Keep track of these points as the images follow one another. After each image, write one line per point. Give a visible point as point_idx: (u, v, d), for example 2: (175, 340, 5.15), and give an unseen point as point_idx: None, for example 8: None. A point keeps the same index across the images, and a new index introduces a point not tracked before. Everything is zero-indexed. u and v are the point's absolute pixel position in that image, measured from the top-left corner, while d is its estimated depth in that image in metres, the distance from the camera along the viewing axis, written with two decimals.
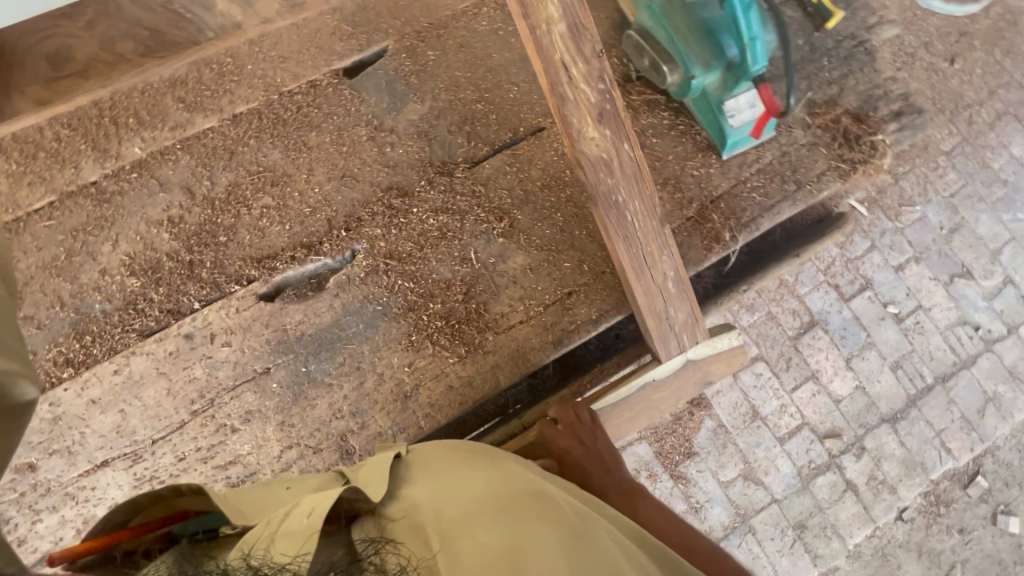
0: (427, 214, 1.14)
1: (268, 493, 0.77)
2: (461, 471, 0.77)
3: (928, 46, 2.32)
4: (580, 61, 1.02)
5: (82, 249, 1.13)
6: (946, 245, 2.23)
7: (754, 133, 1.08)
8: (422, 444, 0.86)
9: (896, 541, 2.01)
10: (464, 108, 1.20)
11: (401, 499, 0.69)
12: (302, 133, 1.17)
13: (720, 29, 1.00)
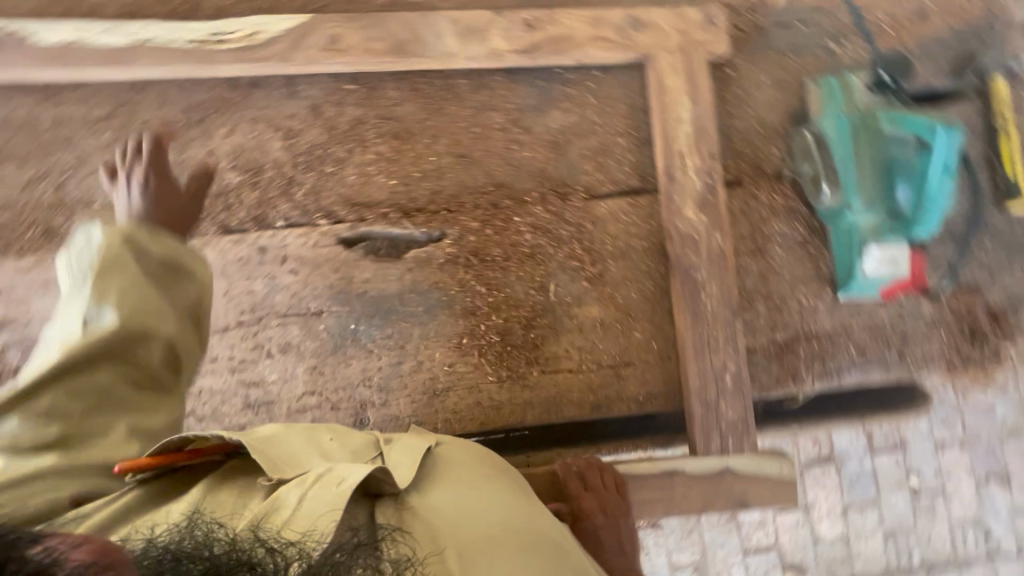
0: (524, 226, 1.01)
1: (309, 439, 0.72)
2: (490, 488, 0.70)
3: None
4: (697, 156, 1.01)
5: (173, 115, 0.99)
6: (1002, 444, 2.06)
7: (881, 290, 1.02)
8: (455, 441, 0.80)
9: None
10: (607, 134, 1.05)
11: (433, 503, 0.63)
12: (437, 92, 1.03)
13: (903, 172, 0.99)
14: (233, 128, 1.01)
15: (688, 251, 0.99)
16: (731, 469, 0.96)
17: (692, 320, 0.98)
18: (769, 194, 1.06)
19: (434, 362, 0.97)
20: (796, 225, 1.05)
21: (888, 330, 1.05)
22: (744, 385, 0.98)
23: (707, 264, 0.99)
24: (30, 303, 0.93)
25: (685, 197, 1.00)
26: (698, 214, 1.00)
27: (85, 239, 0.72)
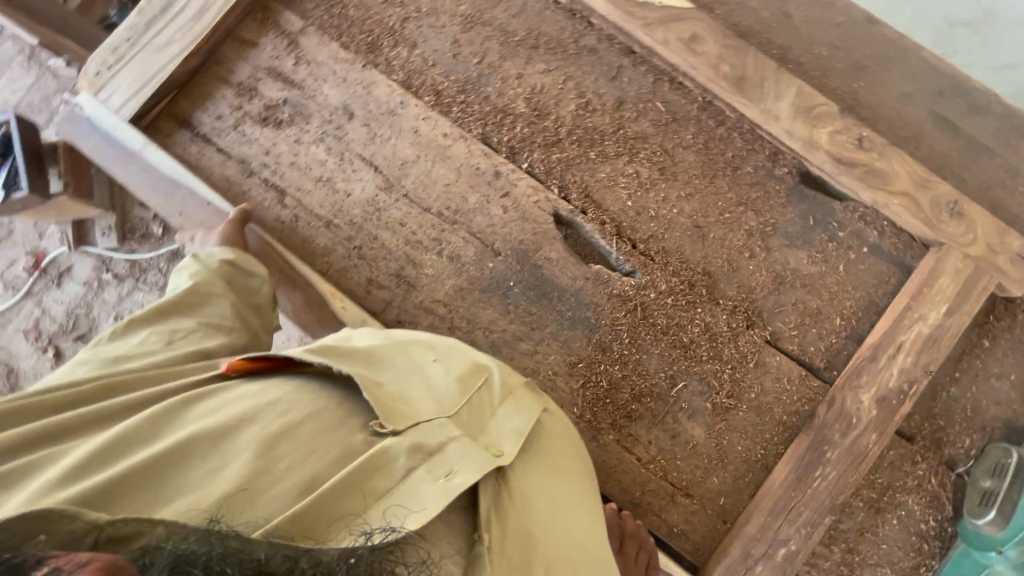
0: (698, 320, 1.01)
1: (416, 366, 0.75)
2: (583, 498, 0.74)
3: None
4: (893, 390, 0.95)
5: (517, 27, 1.08)
6: None
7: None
8: (558, 415, 0.81)
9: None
10: (830, 306, 1.01)
11: (530, 491, 0.68)
12: (721, 162, 1.04)
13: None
14: (549, 68, 1.08)
15: (820, 458, 0.95)
16: None
17: (769, 510, 0.94)
18: (927, 470, 0.98)
19: (545, 361, 1.01)
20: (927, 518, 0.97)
21: None
22: None
23: (823, 480, 0.94)
24: (323, 84, 1.07)
25: (856, 414, 0.95)
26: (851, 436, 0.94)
27: (205, 256, 0.90)
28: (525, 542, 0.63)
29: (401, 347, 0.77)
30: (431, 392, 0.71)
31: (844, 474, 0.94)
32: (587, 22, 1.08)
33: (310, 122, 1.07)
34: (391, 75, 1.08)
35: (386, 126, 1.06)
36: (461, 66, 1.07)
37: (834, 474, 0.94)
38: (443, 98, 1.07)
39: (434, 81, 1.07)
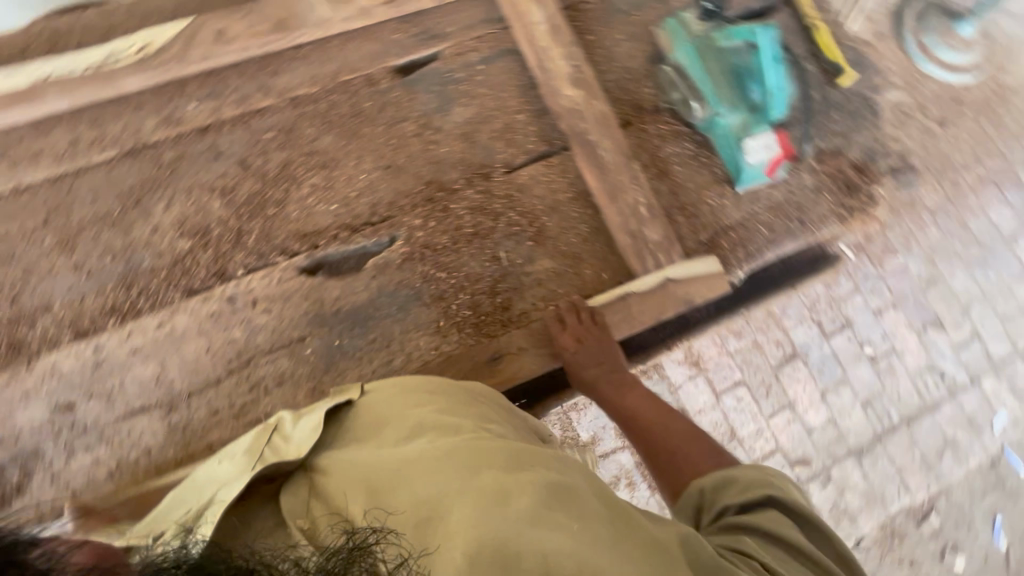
0: (463, 211, 1.12)
1: (209, 473, 0.80)
2: (413, 416, 0.78)
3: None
4: (586, 112, 1.16)
5: (110, 205, 1.04)
6: None
7: (767, 172, 1.16)
8: (377, 387, 0.88)
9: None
10: (506, 115, 1.19)
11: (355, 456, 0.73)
12: (351, 122, 1.14)
13: (749, 76, 1.16)
14: (174, 201, 1.07)
15: (609, 185, 1.13)
16: (670, 279, 1.08)
17: (625, 235, 1.10)
18: (654, 124, 1.21)
19: (422, 349, 1.04)
20: (684, 145, 1.20)
21: (780, 205, 1.19)
22: (681, 275, 1.09)
23: (619, 189, 1.12)
24: (18, 416, 0.94)
25: (590, 144, 1.15)
26: (600, 156, 1.14)
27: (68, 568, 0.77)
28: (353, 480, 0.68)
29: (190, 482, 0.80)
30: (224, 475, 0.76)
31: (624, 178, 1.13)
32: (153, 147, 1.08)
33: (49, 451, 0.93)
34: (64, 343, 0.98)
35: (110, 375, 0.97)
36: (108, 274, 1.02)
37: (620, 181, 1.13)
38: (127, 306, 1.01)
39: (103, 306, 1.00)
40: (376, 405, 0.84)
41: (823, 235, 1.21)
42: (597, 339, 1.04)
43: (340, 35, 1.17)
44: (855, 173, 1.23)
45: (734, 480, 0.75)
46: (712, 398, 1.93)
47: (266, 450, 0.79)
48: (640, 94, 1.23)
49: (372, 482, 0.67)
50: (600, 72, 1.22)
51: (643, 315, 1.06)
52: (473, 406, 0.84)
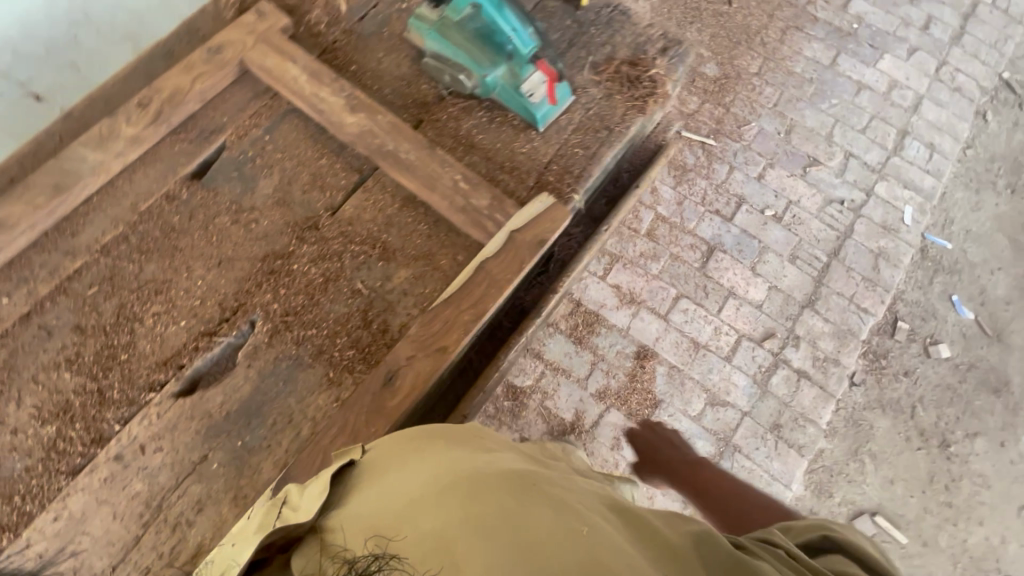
0: (305, 266, 1.13)
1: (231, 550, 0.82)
2: (415, 457, 0.84)
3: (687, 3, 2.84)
4: (375, 127, 1.20)
5: None
6: (788, 144, 2.57)
7: (554, 101, 1.23)
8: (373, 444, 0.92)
9: (873, 404, 2.18)
10: (309, 166, 1.22)
11: (362, 504, 0.77)
12: (169, 240, 1.15)
13: (492, 32, 1.21)
14: (24, 394, 1.04)
15: (425, 178, 1.17)
16: (514, 231, 1.11)
17: (458, 214, 1.14)
18: (442, 110, 1.27)
19: (322, 408, 1.03)
20: (477, 115, 1.27)
21: (583, 123, 1.27)
22: (521, 222, 1.12)
23: (433, 178, 1.16)
24: None
25: (392, 152, 1.19)
26: (405, 158, 1.18)
27: None
28: (364, 521, 0.72)
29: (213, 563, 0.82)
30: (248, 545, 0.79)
31: (433, 165, 1.17)
32: None
33: None
34: None
35: None
36: None
37: (432, 170, 1.17)
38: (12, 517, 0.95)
39: None
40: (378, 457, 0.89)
41: (635, 130, 1.29)
42: (472, 314, 1.05)
43: (122, 170, 1.18)
44: (631, 66, 1.32)
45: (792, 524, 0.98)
46: (663, 321, 2.23)
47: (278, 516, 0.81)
48: (419, 93, 1.29)
49: (379, 525, 0.70)
50: (374, 92, 1.30)
51: (505, 272, 1.08)
52: (470, 439, 0.90)
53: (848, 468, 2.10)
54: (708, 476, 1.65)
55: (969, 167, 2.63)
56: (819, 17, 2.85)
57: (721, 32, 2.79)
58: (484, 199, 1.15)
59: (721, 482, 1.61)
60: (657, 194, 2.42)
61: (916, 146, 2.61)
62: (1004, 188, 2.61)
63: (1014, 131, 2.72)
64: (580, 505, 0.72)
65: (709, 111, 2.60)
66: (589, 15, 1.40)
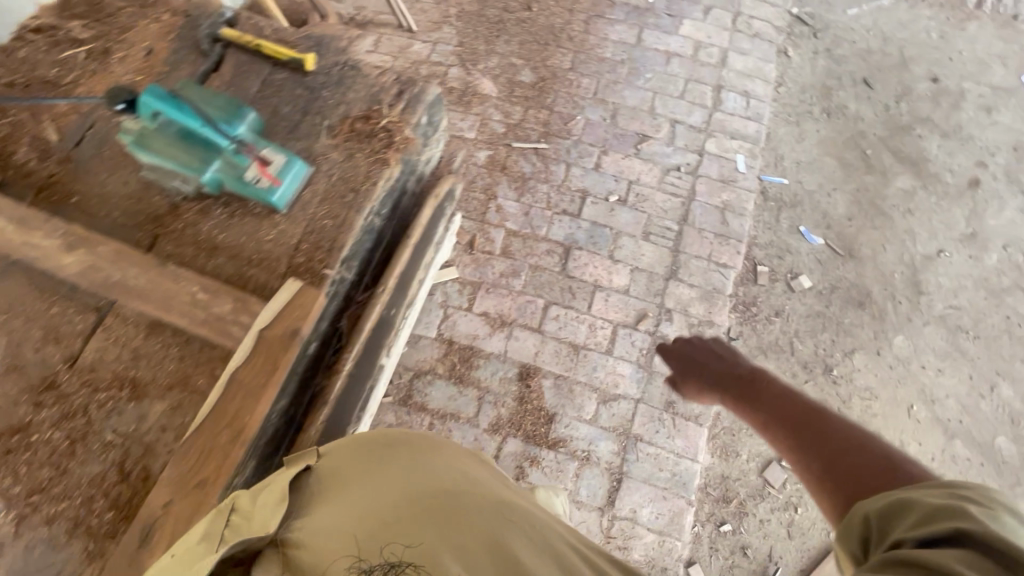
0: (46, 432, 1.03)
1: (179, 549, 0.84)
2: (384, 475, 0.94)
3: (488, 21, 2.91)
4: (98, 260, 1.12)
5: None
6: (616, 127, 2.63)
7: (280, 182, 1.19)
8: (336, 454, 1.02)
9: (755, 353, 2.23)
10: (37, 319, 1.11)
11: (338, 515, 0.84)
12: None
13: (190, 134, 1.14)
14: None
15: (164, 301, 1.10)
16: (261, 331, 1.07)
17: (205, 328, 1.07)
18: (174, 217, 1.19)
19: None
20: (212, 212, 1.20)
21: (329, 192, 1.23)
22: (270, 320, 1.08)
23: (170, 300, 1.09)
24: None
25: (123, 283, 1.11)
26: (138, 285, 1.11)
27: None
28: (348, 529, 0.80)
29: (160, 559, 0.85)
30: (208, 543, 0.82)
31: (168, 285, 1.11)
32: None
33: None
34: None
35: None
36: None
37: (165, 291, 1.10)
38: None
39: None
40: (349, 468, 0.98)
41: (383, 182, 1.26)
42: (231, 436, 1.01)
43: None
44: (367, 119, 1.31)
45: (903, 501, 0.78)
46: (537, 334, 2.22)
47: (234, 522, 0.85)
48: (148, 205, 1.21)
49: (368, 531, 0.79)
50: (98, 218, 1.20)
51: (259, 377, 1.04)
52: (432, 457, 1.02)
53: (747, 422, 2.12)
54: (767, 388, 1.33)
55: (785, 102, 2.77)
56: (614, 1, 2.98)
57: (528, 38, 2.86)
58: (230, 306, 1.09)
59: (780, 394, 1.28)
60: (502, 211, 2.43)
61: (732, 97, 2.74)
62: (820, 114, 2.76)
63: (816, 59, 2.90)
64: (545, 524, 0.90)
65: (534, 116, 2.64)
66: (318, 74, 1.37)
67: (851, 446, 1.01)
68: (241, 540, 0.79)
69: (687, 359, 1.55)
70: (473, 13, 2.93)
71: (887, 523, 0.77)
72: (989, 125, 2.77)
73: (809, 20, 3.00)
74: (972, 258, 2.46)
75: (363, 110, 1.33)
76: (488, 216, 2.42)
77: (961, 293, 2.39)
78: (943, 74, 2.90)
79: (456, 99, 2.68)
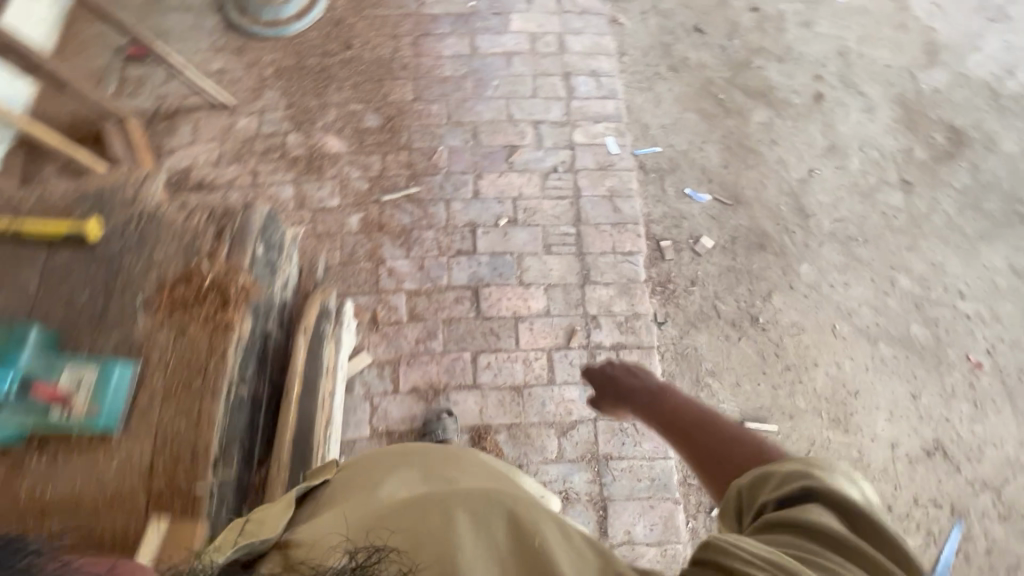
0: None
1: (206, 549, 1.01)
2: (395, 488, 1.10)
3: (311, 72, 2.66)
4: None
5: None
6: (482, 146, 2.51)
7: (110, 390, 1.23)
8: (360, 475, 1.20)
9: (686, 328, 2.24)
10: None
11: (349, 512, 0.99)
12: None
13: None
14: None
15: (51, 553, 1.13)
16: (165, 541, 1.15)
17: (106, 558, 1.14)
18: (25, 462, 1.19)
19: None
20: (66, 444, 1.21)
21: (174, 371, 1.28)
22: (169, 527, 1.17)
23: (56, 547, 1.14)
24: None
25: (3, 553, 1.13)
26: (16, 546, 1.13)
27: None
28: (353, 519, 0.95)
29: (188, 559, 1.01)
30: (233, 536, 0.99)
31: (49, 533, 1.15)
32: None
33: None
34: None
35: None
36: None
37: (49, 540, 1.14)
38: None
39: None
40: (367, 480, 1.16)
41: (230, 345, 1.32)
42: None
43: None
44: (185, 283, 1.34)
45: (769, 472, 0.96)
46: (475, 390, 2.09)
47: (256, 526, 1.02)
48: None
49: (368, 519, 0.92)
50: None
51: None
52: (445, 472, 1.19)
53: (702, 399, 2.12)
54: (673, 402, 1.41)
55: (633, 70, 2.77)
56: (436, 16, 2.83)
57: (360, 79, 2.64)
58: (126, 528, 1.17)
59: (678, 405, 1.39)
60: (395, 272, 2.25)
61: (583, 80, 2.70)
62: (668, 72, 2.79)
63: (646, 19, 2.92)
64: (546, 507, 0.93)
65: (394, 161, 2.46)
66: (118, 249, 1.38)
67: (726, 440, 1.19)
68: (247, 543, 0.91)
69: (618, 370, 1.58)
70: (292, 68, 2.66)
71: (757, 490, 0.94)
72: (813, 39, 2.92)
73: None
74: (840, 168, 2.60)
75: (178, 271, 1.37)
76: (381, 283, 2.23)
77: (841, 204, 2.52)
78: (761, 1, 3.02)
79: (306, 168, 2.44)
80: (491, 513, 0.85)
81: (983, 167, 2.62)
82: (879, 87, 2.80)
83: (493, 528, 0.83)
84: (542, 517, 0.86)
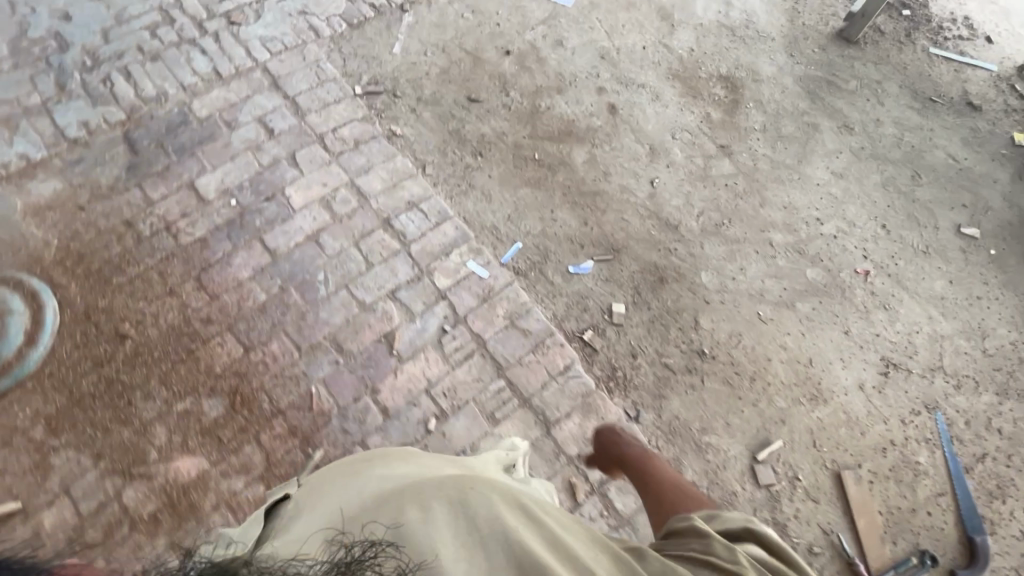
0: None
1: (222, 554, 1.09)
2: (385, 483, 1.15)
3: (95, 396, 2.00)
4: None
5: None
6: (355, 355, 2.12)
7: None
8: (361, 473, 1.26)
9: (658, 403, 2.17)
10: None
11: (343, 506, 1.06)
12: None
13: None
14: None
15: None
16: None
17: None
18: None
19: None
20: None
21: None
22: None
23: None
24: None
25: None
26: None
27: None
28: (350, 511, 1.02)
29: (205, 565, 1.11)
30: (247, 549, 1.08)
31: None
32: None
33: None
34: None
35: None
36: None
37: None
38: None
39: None
40: (363, 477, 1.22)
41: None
42: None
43: None
44: None
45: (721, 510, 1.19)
46: None
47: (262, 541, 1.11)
48: None
49: (363, 512, 0.98)
50: None
51: None
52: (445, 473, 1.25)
53: (713, 461, 2.09)
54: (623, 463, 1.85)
55: (444, 176, 2.52)
56: (201, 236, 2.28)
57: (165, 368, 2.05)
58: None
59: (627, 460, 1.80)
60: None
61: (407, 217, 2.39)
62: (477, 158, 2.58)
63: (420, 115, 2.65)
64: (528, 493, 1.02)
65: (273, 437, 1.98)
66: None
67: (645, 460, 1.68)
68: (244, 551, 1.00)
69: (611, 431, 1.83)
70: (66, 408, 1.97)
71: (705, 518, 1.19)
72: (573, 54, 2.90)
73: (378, 87, 2.69)
74: (672, 165, 2.65)
75: None
76: None
77: (693, 197, 2.58)
78: (507, 40, 2.90)
79: (175, 518, 1.86)
80: (505, 495, 0.92)
81: (763, 99, 2.87)
82: (651, 72, 2.89)
83: (468, 512, 0.86)
84: (521, 501, 0.93)
